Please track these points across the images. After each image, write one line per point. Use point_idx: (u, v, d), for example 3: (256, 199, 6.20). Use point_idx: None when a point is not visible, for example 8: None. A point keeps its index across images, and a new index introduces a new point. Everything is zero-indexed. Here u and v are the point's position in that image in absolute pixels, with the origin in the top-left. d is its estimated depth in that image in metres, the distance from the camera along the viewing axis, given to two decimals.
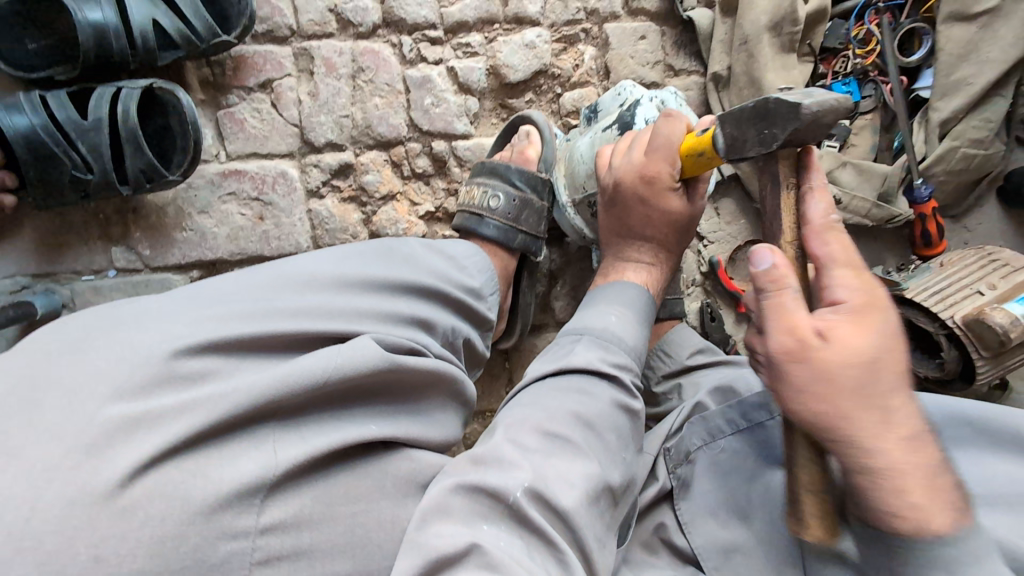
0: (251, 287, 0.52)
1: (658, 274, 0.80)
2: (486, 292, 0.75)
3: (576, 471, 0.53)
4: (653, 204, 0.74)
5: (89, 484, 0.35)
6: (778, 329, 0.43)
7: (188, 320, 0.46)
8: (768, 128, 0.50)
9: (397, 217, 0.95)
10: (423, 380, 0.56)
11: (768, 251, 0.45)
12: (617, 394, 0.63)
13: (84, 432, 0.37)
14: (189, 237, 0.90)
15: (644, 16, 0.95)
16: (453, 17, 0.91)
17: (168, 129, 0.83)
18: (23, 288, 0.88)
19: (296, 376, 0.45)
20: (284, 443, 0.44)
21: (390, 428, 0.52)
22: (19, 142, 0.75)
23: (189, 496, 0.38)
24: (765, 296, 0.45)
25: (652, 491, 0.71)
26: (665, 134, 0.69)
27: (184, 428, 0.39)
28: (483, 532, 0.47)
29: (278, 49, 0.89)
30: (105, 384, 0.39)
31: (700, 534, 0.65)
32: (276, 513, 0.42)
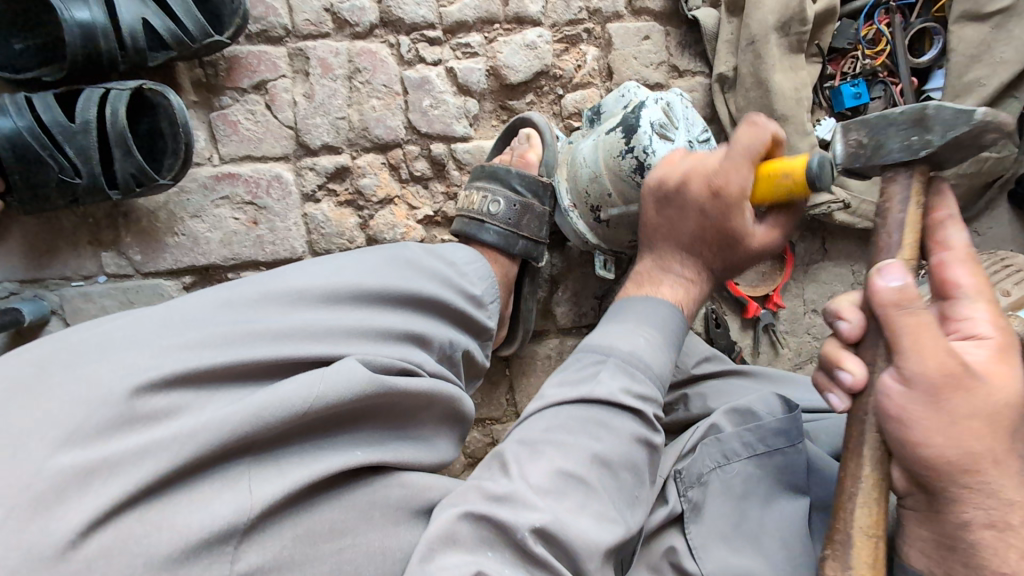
0: (229, 307, 0.50)
1: (691, 292, 0.71)
2: (486, 301, 0.72)
3: (592, 508, 0.51)
4: (713, 227, 0.65)
5: (37, 543, 0.33)
6: (928, 352, 0.44)
7: (156, 348, 0.43)
8: (919, 134, 0.49)
9: (395, 221, 0.92)
10: (414, 403, 0.54)
11: (902, 270, 0.47)
12: (642, 431, 0.58)
13: (32, 485, 0.34)
14: (181, 243, 0.88)
15: (648, 16, 0.93)
16: (452, 17, 0.89)
17: (157, 130, 0.80)
18: (11, 295, 0.86)
19: (272, 407, 0.43)
20: (262, 480, 0.42)
21: (376, 454, 0.50)
22: (3, 145, 0.72)
23: (152, 551, 0.35)
24: (909, 313, 0.45)
25: (659, 515, 0.67)
26: (751, 145, 0.60)
27: (146, 474, 0.37)
28: (488, 564, 0.46)
29: (273, 49, 0.86)
30: (57, 428, 0.37)
31: (712, 559, 0.64)
32: (252, 557, 0.39)
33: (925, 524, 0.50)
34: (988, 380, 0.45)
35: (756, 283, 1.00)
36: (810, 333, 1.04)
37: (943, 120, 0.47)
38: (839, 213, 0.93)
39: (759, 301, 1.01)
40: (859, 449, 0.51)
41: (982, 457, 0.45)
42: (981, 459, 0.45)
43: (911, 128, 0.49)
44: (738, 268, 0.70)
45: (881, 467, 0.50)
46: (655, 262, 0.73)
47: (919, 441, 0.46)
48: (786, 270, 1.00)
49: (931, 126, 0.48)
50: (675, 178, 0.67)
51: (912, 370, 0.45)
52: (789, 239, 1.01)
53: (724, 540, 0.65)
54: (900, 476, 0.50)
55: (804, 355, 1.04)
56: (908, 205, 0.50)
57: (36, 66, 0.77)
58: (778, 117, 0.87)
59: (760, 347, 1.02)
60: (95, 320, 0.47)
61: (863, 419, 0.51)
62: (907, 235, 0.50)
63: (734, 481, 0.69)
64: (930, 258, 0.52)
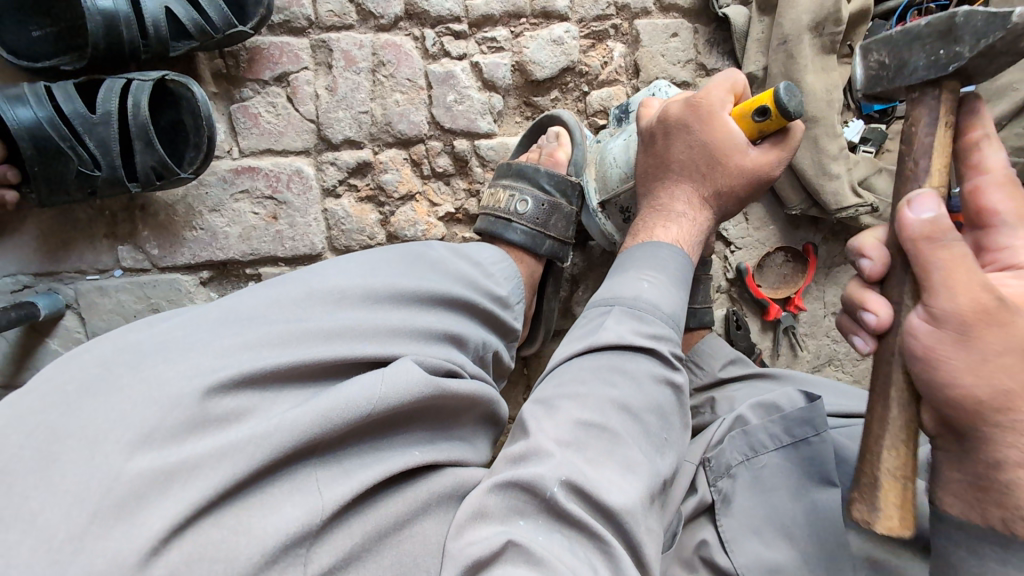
0: (277, 306, 0.49)
1: (692, 227, 0.71)
2: (513, 300, 0.71)
3: (619, 459, 0.49)
4: (697, 136, 0.68)
5: (118, 553, 0.31)
6: (960, 288, 0.41)
7: (218, 349, 0.42)
8: (947, 48, 0.42)
9: (416, 218, 0.91)
10: (461, 404, 0.53)
11: (934, 201, 0.43)
12: (656, 368, 0.57)
13: (110, 491, 0.33)
14: (200, 237, 0.86)
15: (677, 13, 0.92)
16: (478, 10, 0.87)
17: (180, 123, 0.79)
18: (25, 287, 0.85)
19: (339, 410, 0.42)
20: (329, 481, 0.41)
21: (432, 453, 0.49)
22: (23, 135, 0.71)
23: (232, 556, 0.34)
24: (943, 248, 0.41)
25: (691, 504, 0.71)
26: (728, 78, 0.70)
27: (221, 478, 0.36)
28: (520, 531, 0.44)
29: (296, 40, 0.85)
30: (132, 431, 0.36)
31: (745, 552, 0.64)
32: (325, 558, 0.38)
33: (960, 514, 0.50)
34: None
35: (778, 286, 1.00)
36: (830, 336, 1.03)
37: (970, 26, 0.41)
38: (866, 216, 0.92)
39: (780, 303, 1.01)
40: (887, 390, 0.47)
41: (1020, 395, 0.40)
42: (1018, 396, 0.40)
43: (933, 42, 0.43)
44: (732, 197, 0.70)
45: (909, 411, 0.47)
46: (650, 205, 0.74)
47: (947, 384, 0.42)
48: (809, 272, 0.99)
49: (957, 35, 0.42)
50: (656, 117, 0.73)
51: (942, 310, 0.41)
52: (812, 241, 0.99)
53: (757, 535, 0.66)
54: (929, 419, 0.46)
55: (823, 358, 1.04)
56: (937, 126, 0.44)
57: (53, 54, 0.75)
58: (807, 118, 0.86)
59: (779, 349, 1.02)
60: (138, 322, 0.46)
61: (888, 359, 0.47)
62: (935, 161, 0.44)
63: (764, 473, 0.70)
64: (967, 181, 0.47)
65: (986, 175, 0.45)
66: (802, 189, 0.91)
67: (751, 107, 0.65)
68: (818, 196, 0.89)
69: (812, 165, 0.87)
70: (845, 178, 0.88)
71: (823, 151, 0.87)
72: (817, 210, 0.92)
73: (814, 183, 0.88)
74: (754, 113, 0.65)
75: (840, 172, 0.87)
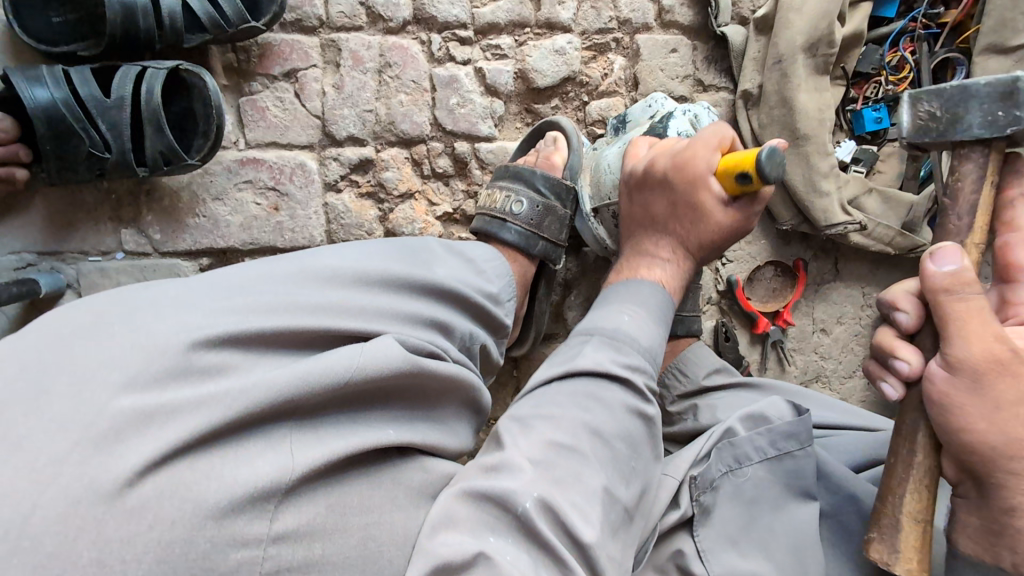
0: (269, 279, 0.51)
1: (675, 273, 0.73)
2: (503, 298, 0.72)
3: (586, 484, 0.50)
4: (681, 192, 0.70)
5: (95, 481, 0.33)
6: (975, 337, 0.47)
7: (208, 309, 0.44)
8: (1003, 110, 0.46)
9: (414, 216, 0.93)
10: (441, 387, 0.55)
11: (959, 255, 0.48)
12: (628, 398, 0.57)
13: (92, 425, 0.35)
14: (201, 224, 0.88)
15: (677, 30, 0.94)
16: (484, 18, 0.90)
17: (190, 112, 0.82)
18: (28, 265, 0.86)
19: (315, 375, 0.43)
20: (302, 445, 0.42)
21: (406, 431, 0.51)
22: (40, 117, 0.73)
23: (199, 501, 0.36)
24: (959, 299, 0.48)
25: (673, 517, 0.67)
26: (712, 134, 0.70)
27: (196, 427, 0.37)
28: (490, 544, 0.45)
29: (306, 39, 0.87)
30: (117, 373, 0.37)
31: (719, 561, 0.65)
32: (289, 520, 0.40)
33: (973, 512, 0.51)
34: None
35: (766, 299, 1.02)
36: (817, 352, 1.05)
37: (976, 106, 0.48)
38: (855, 234, 0.94)
39: (769, 317, 1.02)
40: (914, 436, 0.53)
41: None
42: (1022, 444, 0.46)
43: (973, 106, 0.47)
44: (714, 250, 0.73)
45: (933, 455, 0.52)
46: (633, 249, 0.77)
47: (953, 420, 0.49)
48: (798, 287, 1.01)
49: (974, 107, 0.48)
50: (643, 165, 0.75)
51: (964, 353, 0.47)
52: (802, 256, 1.01)
53: (733, 547, 0.66)
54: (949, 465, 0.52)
55: (810, 374, 1.05)
56: (983, 185, 0.49)
57: (72, 39, 0.78)
58: (799, 136, 0.88)
59: (767, 363, 1.03)
60: (138, 284, 0.48)
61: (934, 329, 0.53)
62: (980, 218, 0.49)
63: (746, 486, 0.70)
64: (998, 238, 0.52)
65: (1015, 233, 0.51)
66: (794, 205, 0.93)
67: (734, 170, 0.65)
68: (809, 211, 0.91)
69: (803, 182, 0.89)
70: (834, 196, 0.89)
71: (814, 168, 0.89)
72: (807, 226, 0.94)
73: (805, 200, 0.90)
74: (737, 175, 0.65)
75: (830, 190, 0.89)
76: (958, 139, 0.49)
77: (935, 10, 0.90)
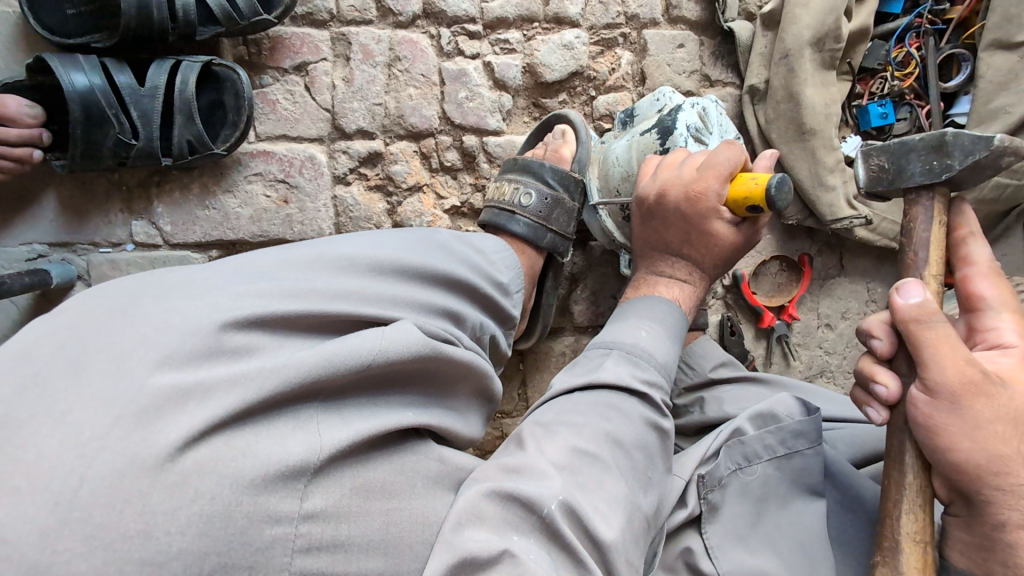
0: (288, 264, 0.51)
1: (693, 291, 0.76)
2: (512, 288, 0.73)
3: (607, 490, 0.51)
4: (693, 219, 0.72)
5: (139, 454, 0.34)
6: (948, 361, 0.48)
7: (235, 291, 0.45)
8: (939, 159, 0.51)
9: (422, 209, 0.94)
10: (458, 372, 0.55)
11: (921, 289, 0.51)
12: (647, 412, 0.60)
13: (133, 400, 0.35)
14: (211, 216, 0.89)
15: (684, 25, 0.95)
16: (493, 13, 0.91)
17: (216, 104, 0.84)
18: (39, 256, 0.87)
19: (342, 355, 0.44)
20: (329, 426, 0.43)
21: (425, 415, 0.52)
22: (74, 100, 0.76)
23: (238, 476, 0.37)
24: (931, 327, 0.49)
25: (681, 516, 0.68)
26: (729, 161, 0.69)
27: (233, 403, 0.38)
28: (515, 542, 0.46)
29: (316, 32, 0.88)
30: (154, 350, 0.38)
31: (729, 559, 0.65)
32: (318, 501, 0.41)
33: (964, 527, 0.53)
34: (1010, 386, 0.49)
35: (772, 293, 1.02)
36: (822, 347, 1.05)
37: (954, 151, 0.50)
38: (860, 228, 0.94)
39: (774, 311, 1.03)
40: (903, 457, 0.54)
41: (1010, 460, 0.48)
42: (1010, 460, 0.48)
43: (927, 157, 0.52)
44: (727, 262, 0.75)
45: (924, 475, 0.53)
46: (649, 267, 0.79)
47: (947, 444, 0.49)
48: (803, 282, 1.01)
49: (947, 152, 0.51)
50: (655, 189, 0.74)
51: (939, 380, 0.49)
52: (807, 251, 1.02)
53: (739, 542, 0.67)
54: (940, 486, 0.53)
55: (814, 369, 1.05)
56: (930, 226, 0.53)
57: (87, 30, 0.79)
58: (806, 131, 0.89)
59: (772, 358, 1.03)
60: (157, 269, 0.48)
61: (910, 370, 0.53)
62: (933, 253, 0.53)
63: (754, 484, 0.70)
64: (956, 274, 0.55)
65: (976, 268, 0.54)
66: (800, 200, 0.94)
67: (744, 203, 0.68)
68: (814, 206, 0.91)
69: (809, 176, 0.90)
70: (840, 190, 0.90)
71: (820, 163, 0.89)
72: (813, 220, 0.95)
73: (811, 194, 0.91)
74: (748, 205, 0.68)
75: (835, 185, 0.90)
76: (906, 188, 0.54)
77: (941, 6, 0.91)
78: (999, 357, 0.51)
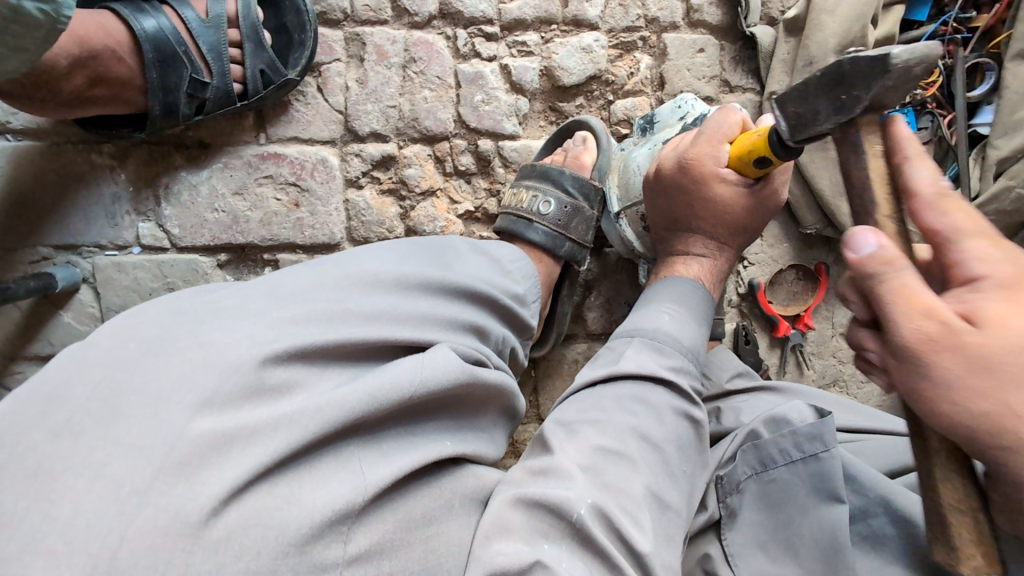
0: (319, 285, 0.50)
1: (712, 267, 0.77)
2: (530, 299, 0.71)
3: (635, 489, 0.50)
4: (694, 189, 0.73)
5: (181, 510, 0.33)
6: (914, 312, 0.39)
7: (270, 320, 0.43)
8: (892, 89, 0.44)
9: (435, 214, 0.92)
10: (489, 395, 0.54)
11: (870, 238, 0.41)
12: (676, 402, 0.59)
13: (173, 450, 0.34)
14: (221, 219, 0.87)
15: (704, 29, 0.93)
16: (510, 14, 0.88)
17: (279, 27, 0.84)
18: (44, 259, 0.85)
19: (384, 390, 0.43)
20: (372, 463, 0.42)
21: (461, 445, 0.50)
22: (147, 44, 0.73)
23: (284, 527, 0.35)
24: (879, 280, 0.40)
25: (700, 521, 0.70)
26: (722, 125, 0.72)
27: (278, 448, 0.37)
28: (546, 551, 0.44)
29: (330, 32, 0.86)
30: (192, 393, 0.37)
31: (750, 567, 0.65)
32: (362, 541, 0.39)
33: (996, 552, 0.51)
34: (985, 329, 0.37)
35: (787, 302, 1.01)
36: (836, 357, 1.04)
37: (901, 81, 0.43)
38: None
39: (789, 320, 1.02)
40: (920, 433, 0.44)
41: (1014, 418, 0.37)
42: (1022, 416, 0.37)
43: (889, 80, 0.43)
44: (745, 230, 0.75)
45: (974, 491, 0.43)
46: (667, 250, 0.80)
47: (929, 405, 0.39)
48: (820, 292, 1.00)
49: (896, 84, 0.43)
50: (655, 168, 0.77)
51: (895, 336, 0.40)
52: (824, 260, 1.00)
53: (762, 552, 0.66)
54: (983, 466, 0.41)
55: (828, 378, 1.04)
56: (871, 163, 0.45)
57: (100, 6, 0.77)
58: (829, 140, 0.87)
59: (786, 366, 1.03)
60: (183, 293, 0.47)
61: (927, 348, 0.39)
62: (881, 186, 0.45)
63: (772, 489, 0.69)
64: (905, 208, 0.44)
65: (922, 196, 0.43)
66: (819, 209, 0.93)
67: (749, 156, 0.67)
68: (833, 216, 0.90)
69: (829, 186, 0.89)
70: None
71: (842, 173, 0.88)
72: (832, 230, 0.93)
73: (831, 205, 0.90)
74: (755, 159, 0.66)
75: None
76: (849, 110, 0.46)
77: (967, 13, 0.89)
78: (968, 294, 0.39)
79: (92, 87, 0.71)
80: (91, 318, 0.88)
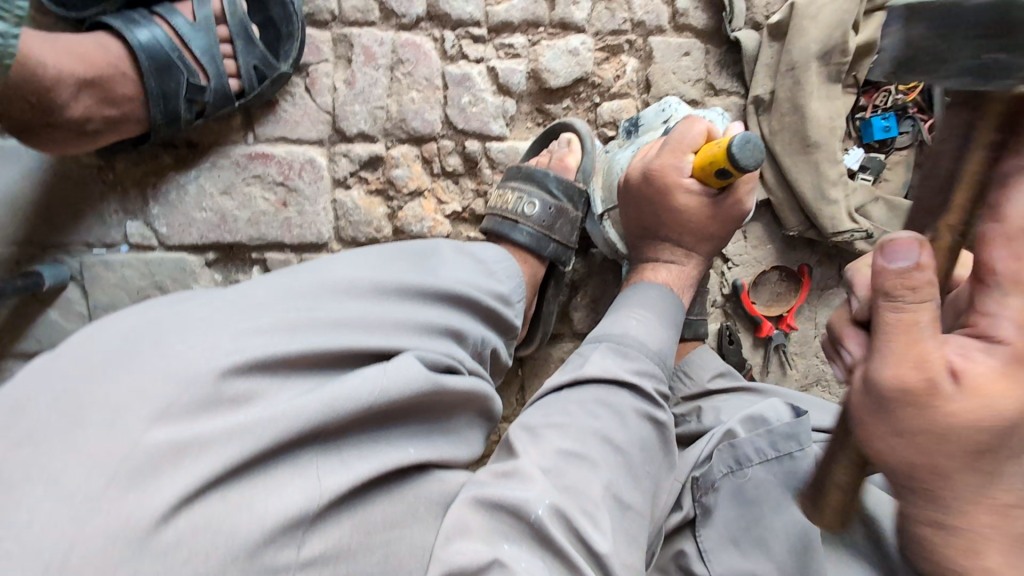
0: (292, 293, 0.51)
1: (681, 272, 0.79)
2: (513, 299, 0.72)
3: (594, 490, 0.52)
4: (659, 197, 0.75)
5: (131, 517, 0.34)
6: (898, 359, 0.36)
7: (234, 332, 0.44)
8: None
9: (423, 215, 0.92)
10: (458, 401, 0.55)
11: (914, 249, 0.35)
12: (639, 404, 0.61)
13: (127, 459, 0.35)
14: (209, 218, 0.88)
15: (690, 33, 0.94)
16: (498, 17, 0.89)
17: (265, 22, 0.84)
18: (32, 258, 0.86)
19: (342, 401, 0.44)
20: (329, 470, 0.43)
21: (426, 451, 0.51)
22: (144, 56, 0.74)
23: (233, 536, 0.36)
24: (896, 307, 0.36)
25: (676, 519, 0.72)
26: (686, 135, 0.74)
27: (229, 458, 0.38)
28: (505, 551, 0.45)
29: (318, 33, 0.87)
30: (148, 404, 0.37)
31: (722, 562, 0.67)
32: (318, 544, 0.41)
33: None
34: (962, 394, 0.34)
35: (770, 303, 1.02)
36: (818, 356, 1.06)
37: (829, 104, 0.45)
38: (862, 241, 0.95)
39: (772, 320, 1.03)
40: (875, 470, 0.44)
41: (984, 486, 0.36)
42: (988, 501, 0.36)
43: None
44: (711, 237, 0.78)
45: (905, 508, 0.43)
46: (638, 256, 0.82)
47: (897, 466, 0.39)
48: (802, 292, 1.01)
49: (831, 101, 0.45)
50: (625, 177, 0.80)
51: (874, 379, 0.37)
52: (807, 262, 1.01)
53: (734, 546, 0.68)
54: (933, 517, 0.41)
55: (811, 377, 1.06)
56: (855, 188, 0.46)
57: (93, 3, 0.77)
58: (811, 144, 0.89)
59: (769, 366, 1.04)
60: (157, 301, 0.48)
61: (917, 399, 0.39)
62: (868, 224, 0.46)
63: (747, 487, 0.70)
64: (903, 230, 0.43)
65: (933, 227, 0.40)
66: (801, 211, 0.94)
67: (710, 167, 0.70)
68: (815, 218, 0.91)
69: (811, 188, 0.90)
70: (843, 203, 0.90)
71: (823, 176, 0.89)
72: (814, 232, 0.95)
73: (813, 208, 0.91)
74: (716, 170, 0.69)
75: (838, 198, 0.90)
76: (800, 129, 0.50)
77: None
78: (978, 354, 0.34)
79: (99, 110, 0.73)
80: (79, 316, 0.89)
